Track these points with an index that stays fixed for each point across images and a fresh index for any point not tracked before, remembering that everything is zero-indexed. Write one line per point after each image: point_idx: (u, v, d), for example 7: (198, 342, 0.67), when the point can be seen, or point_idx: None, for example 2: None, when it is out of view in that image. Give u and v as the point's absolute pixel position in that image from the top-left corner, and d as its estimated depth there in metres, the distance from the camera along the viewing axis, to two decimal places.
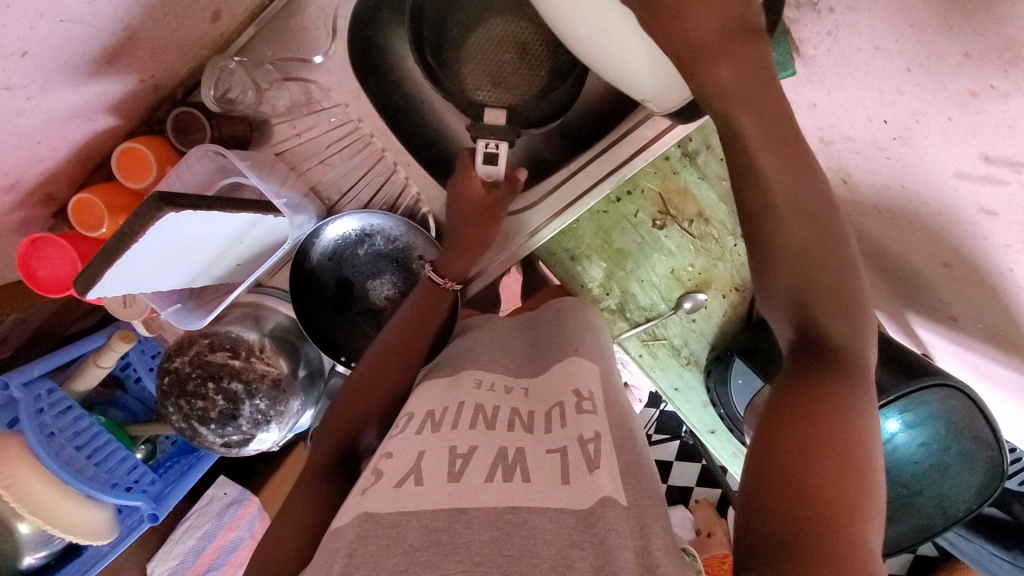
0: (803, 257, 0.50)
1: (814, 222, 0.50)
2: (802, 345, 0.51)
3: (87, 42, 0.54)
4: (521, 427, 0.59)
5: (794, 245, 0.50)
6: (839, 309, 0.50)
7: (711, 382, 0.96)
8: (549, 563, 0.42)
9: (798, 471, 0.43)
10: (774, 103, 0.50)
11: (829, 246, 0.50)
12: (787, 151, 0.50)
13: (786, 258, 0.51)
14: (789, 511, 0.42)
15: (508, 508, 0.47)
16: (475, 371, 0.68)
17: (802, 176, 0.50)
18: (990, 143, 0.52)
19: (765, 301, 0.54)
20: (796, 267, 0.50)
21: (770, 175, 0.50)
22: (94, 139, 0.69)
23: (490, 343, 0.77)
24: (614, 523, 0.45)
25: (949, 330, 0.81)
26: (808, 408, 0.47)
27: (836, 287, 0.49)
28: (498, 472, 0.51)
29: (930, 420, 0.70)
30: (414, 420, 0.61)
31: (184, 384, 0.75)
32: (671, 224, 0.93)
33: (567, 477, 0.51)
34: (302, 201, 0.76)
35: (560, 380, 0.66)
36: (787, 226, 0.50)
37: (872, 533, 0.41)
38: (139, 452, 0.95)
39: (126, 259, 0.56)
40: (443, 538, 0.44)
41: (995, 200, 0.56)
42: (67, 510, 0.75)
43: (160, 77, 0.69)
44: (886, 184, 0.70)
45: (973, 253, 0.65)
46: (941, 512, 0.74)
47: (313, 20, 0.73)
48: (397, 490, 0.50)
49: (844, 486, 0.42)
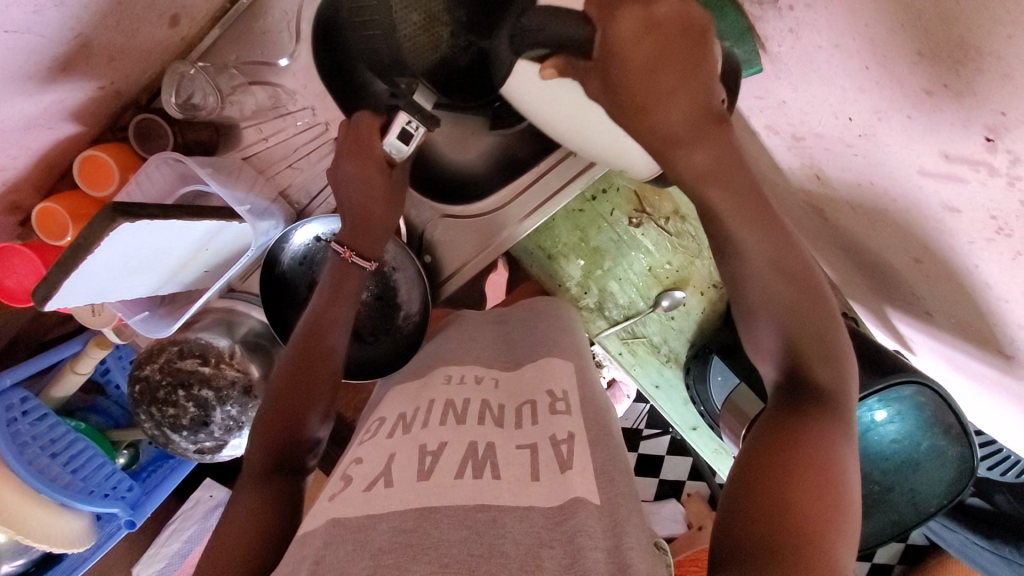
0: (785, 310, 0.50)
1: (793, 277, 0.50)
2: (788, 383, 0.51)
3: (37, 51, 0.54)
4: (491, 420, 0.59)
5: (776, 303, 0.50)
6: (823, 354, 0.50)
7: (690, 378, 0.96)
8: (518, 563, 0.40)
9: (777, 490, 0.43)
10: (744, 176, 0.50)
11: (805, 295, 0.50)
12: (762, 222, 0.50)
13: (759, 294, 0.51)
14: (768, 523, 0.41)
15: (478, 505, 0.45)
16: (446, 368, 0.69)
17: (778, 241, 0.50)
18: (948, 141, 0.52)
19: (751, 347, 0.54)
20: (778, 319, 0.50)
21: (748, 243, 0.50)
22: (56, 147, 0.68)
23: (459, 340, 0.77)
24: (585, 523, 0.43)
25: (925, 324, 0.81)
26: (794, 438, 0.47)
27: (820, 336, 0.50)
28: (468, 468, 0.50)
29: (902, 416, 0.70)
30: (384, 425, 0.61)
31: (155, 393, 0.77)
32: (646, 222, 0.93)
33: (536, 475, 0.50)
34: (268, 207, 0.75)
35: (532, 377, 0.66)
36: (768, 287, 0.50)
37: (845, 559, 0.41)
38: (121, 458, 0.94)
39: (85, 270, 0.56)
40: (413, 539, 0.42)
41: (956, 197, 0.56)
42: (40, 519, 0.75)
43: (121, 84, 0.68)
44: (858, 181, 0.70)
45: (941, 250, 0.64)
46: (913, 508, 0.74)
47: (275, 23, 0.72)
48: (365, 492, 0.49)
49: (823, 509, 0.42)
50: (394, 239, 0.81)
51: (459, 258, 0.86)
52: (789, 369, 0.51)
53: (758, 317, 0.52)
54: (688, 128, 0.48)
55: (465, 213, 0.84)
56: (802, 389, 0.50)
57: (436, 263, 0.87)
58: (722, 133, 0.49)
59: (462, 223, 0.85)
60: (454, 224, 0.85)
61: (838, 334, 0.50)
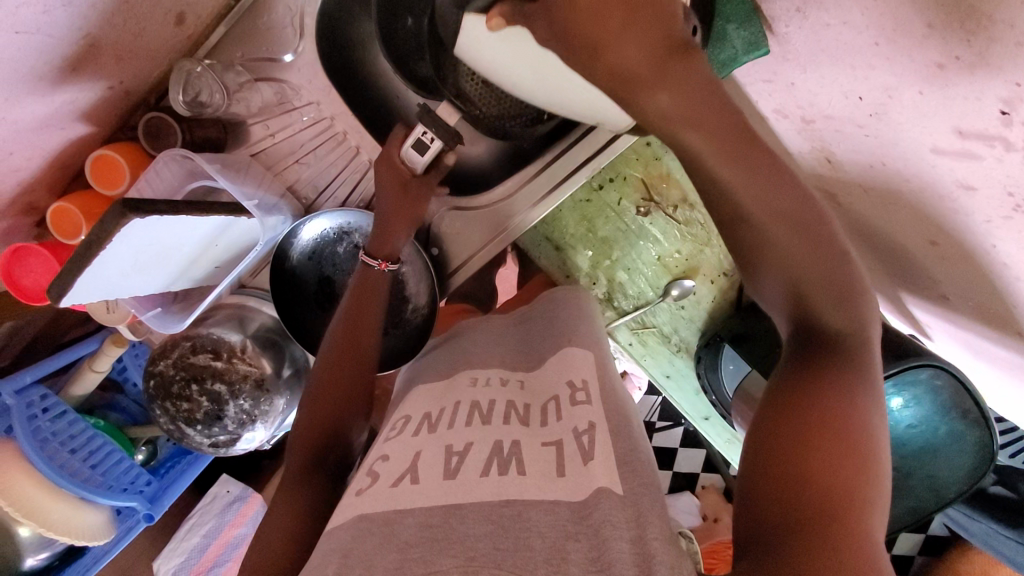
0: (788, 257, 0.47)
1: (795, 220, 0.47)
2: (800, 332, 0.48)
3: (48, 52, 0.55)
4: (516, 419, 0.58)
5: (780, 249, 0.47)
6: (833, 296, 0.47)
7: (701, 368, 0.95)
8: (544, 555, 0.40)
9: (795, 464, 0.42)
10: (723, 114, 0.46)
11: (811, 238, 0.47)
12: (748, 164, 0.46)
13: (767, 246, 0.47)
14: (788, 491, 0.41)
15: (503, 501, 0.45)
16: (471, 371, 0.68)
17: (769, 180, 0.46)
18: (962, 117, 0.51)
19: (764, 299, 0.52)
20: (782, 263, 0.47)
21: (733, 186, 0.47)
22: (70, 148, 0.70)
23: (484, 342, 0.76)
24: (609, 514, 0.43)
25: (942, 308, 0.79)
26: (811, 393, 0.45)
27: (830, 277, 0.47)
28: (493, 466, 0.50)
29: (917, 401, 0.69)
30: (410, 423, 0.60)
31: (169, 388, 0.78)
32: (654, 211, 0.91)
33: (562, 471, 0.50)
34: (277, 203, 0.75)
35: (554, 372, 0.65)
36: (766, 232, 0.47)
37: (873, 520, 0.40)
38: (139, 455, 0.96)
39: (97, 267, 0.56)
40: (439, 535, 0.42)
41: (972, 174, 0.55)
42: (62, 514, 0.77)
43: (130, 83, 0.69)
44: (869, 163, 0.68)
45: (957, 230, 0.63)
46: (932, 495, 0.73)
47: (280, 18, 0.73)
48: (393, 489, 0.49)
49: (845, 480, 0.41)
50: (411, 243, 0.80)
51: (468, 249, 0.85)
52: (801, 316, 0.48)
53: (763, 266, 0.49)
54: (648, 64, 0.45)
55: (473, 204, 0.84)
56: (814, 338, 0.48)
57: (443, 255, 0.86)
58: (686, 66, 0.45)
59: (469, 214, 0.84)
60: (462, 215, 0.84)
61: (850, 269, 0.47)
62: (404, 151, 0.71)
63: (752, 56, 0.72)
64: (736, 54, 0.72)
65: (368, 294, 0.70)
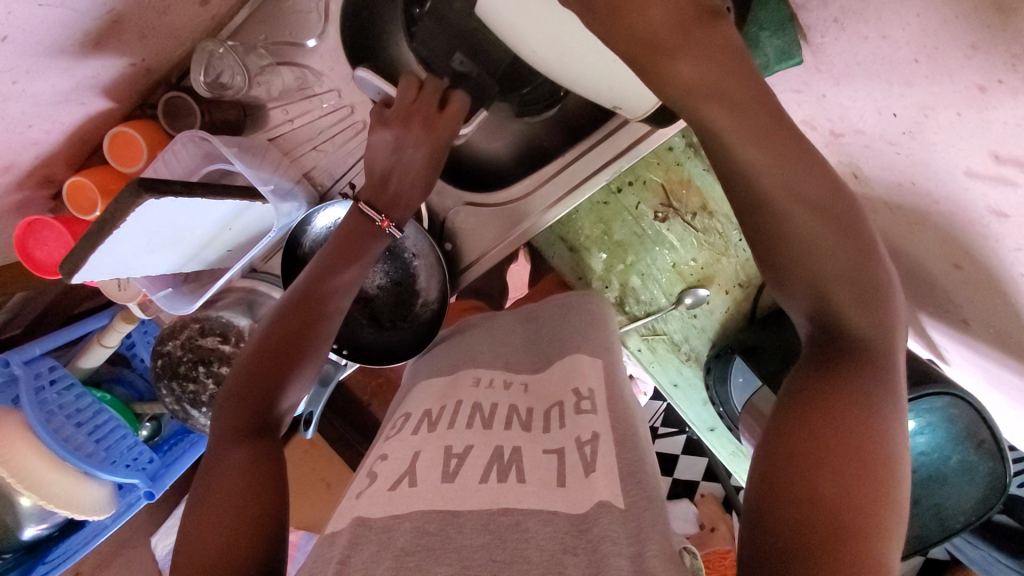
0: (813, 247, 0.44)
1: (823, 209, 0.44)
2: (821, 335, 0.46)
3: (70, 26, 0.54)
4: (518, 424, 0.57)
5: (806, 241, 0.44)
6: (857, 299, 0.44)
7: (710, 379, 0.94)
8: (540, 569, 0.40)
9: (801, 476, 0.41)
10: (751, 89, 0.44)
11: (838, 233, 0.44)
12: (786, 147, 0.44)
13: (790, 234, 0.45)
14: (809, 510, 0.39)
15: (501, 510, 0.45)
16: (474, 370, 0.67)
17: (792, 162, 0.44)
18: (999, 140, 0.51)
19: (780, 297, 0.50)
20: (804, 259, 0.45)
21: (760, 170, 0.44)
22: (89, 123, 0.69)
23: (490, 340, 0.74)
24: (608, 529, 0.43)
25: (962, 334, 0.78)
26: (840, 411, 0.43)
27: (854, 274, 0.44)
28: (493, 473, 0.49)
29: (933, 427, 0.68)
30: (411, 421, 0.60)
31: (175, 368, 0.78)
32: (672, 217, 0.90)
33: (562, 481, 0.49)
34: (292, 189, 0.75)
35: (560, 378, 0.64)
36: (792, 219, 0.44)
37: (888, 545, 0.39)
38: (143, 430, 0.95)
39: (110, 244, 0.56)
40: (435, 542, 0.42)
41: (1005, 201, 0.54)
42: (64, 488, 0.77)
43: (152, 61, 0.68)
44: (896, 181, 0.68)
45: (984, 256, 0.62)
46: (938, 523, 0.72)
47: (304, 3, 0.72)
48: (390, 492, 0.48)
49: (851, 497, 0.39)
50: (412, 221, 0.79)
51: (482, 246, 0.83)
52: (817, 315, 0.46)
53: (786, 257, 0.46)
54: (675, 30, 0.43)
55: (487, 201, 0.83)
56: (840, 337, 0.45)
57: (456, 250, 0.85)
58: (716, 29, 0.44)
59: (484, 210, 0.83)
60: (478, 211, 0.83)
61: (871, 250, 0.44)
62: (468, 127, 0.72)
63: (783, 65, 0.68)
64: (767, 62, 0.68)
65: (352, 244, 0.63)
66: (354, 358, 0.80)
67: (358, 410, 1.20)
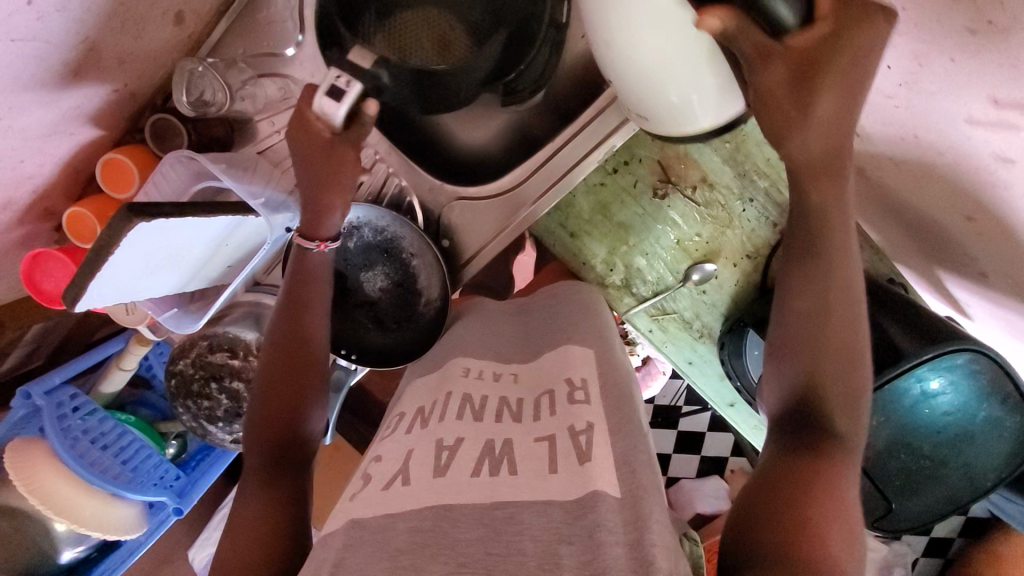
0: (819, 351, 0.51)
1: (842, 329, 0.51)
2: (796, 416, 0.51)
3: (46, 58, 0.55)
4: (508, 417, 0.58)
5: (822, 347, 0.51)
6: (843, 402, 0.50)
7: (725, 354, 0.92)
8: (536, 561, 0.40)
9: (785, 501, 0.44)
10: (826, 212, 0.51)
11: (847, 355, 0.51)
12: (833, 256, 0.51)
13: (811, 335, 0.51)
14: (794, 524, 0.42)
15: (494, 503, 0.46)
16: (462, 359, 0.67)
17: (835, 281, 0.51)
18: (996, 84, 0.49)
19: (771, 375, 0.55)
20: (807, 360, 0.51)
21: (812, 273, 0.51)
22: (81, 153, 0.70)
23: (484, 332, 0.74)
24: (605, 517, 0.43)
25: (980, 287, 0.75)
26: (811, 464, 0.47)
27: (845, 384, 0.50)
28: (484, 466, 0.50)
29: (955, 386, 0.66)
30: (404, 420, 0.61)
31: (189, 386, 0.80)
32: (673, 193, 0.88)
33: (553, 467, 0.50)
34: (283, 200, 0.74)
35: (553, 368, 0.64)
36: (815, 327, 0.51)
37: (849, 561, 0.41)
38: (170, 448, 0.97)
39: (108, 271, 0.57)
40: (430, 539, 0.43)
41: (1010, 146, 0.53)
42: (94, 511, 0.80)
43: (134, 85, 0.69)
44: (899, 136, 0.66)
45: (995, 204, 0.61)
46: (968, 483, 0.70)
47: (279, 13, 0.72)
48: (384, 492, 0.49)
49: (821, 519, 0.42)
50: (392, 213, 0.78)
51: (479, 239, 0.82)
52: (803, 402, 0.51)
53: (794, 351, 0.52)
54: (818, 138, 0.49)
55: (480, 194, 0.81)
56: (816, 422, 0.49)
57: (454, 247, 0.83)
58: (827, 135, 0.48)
59: (476, 203, 0.81)
60: (472, 205, 0.81)
61: (863, 376, 0.51)
62: (318, 101, 0.57)
63: None
64: None
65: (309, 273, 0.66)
66: (363, 361, 0.82)
67: (378, 411, 1.21)
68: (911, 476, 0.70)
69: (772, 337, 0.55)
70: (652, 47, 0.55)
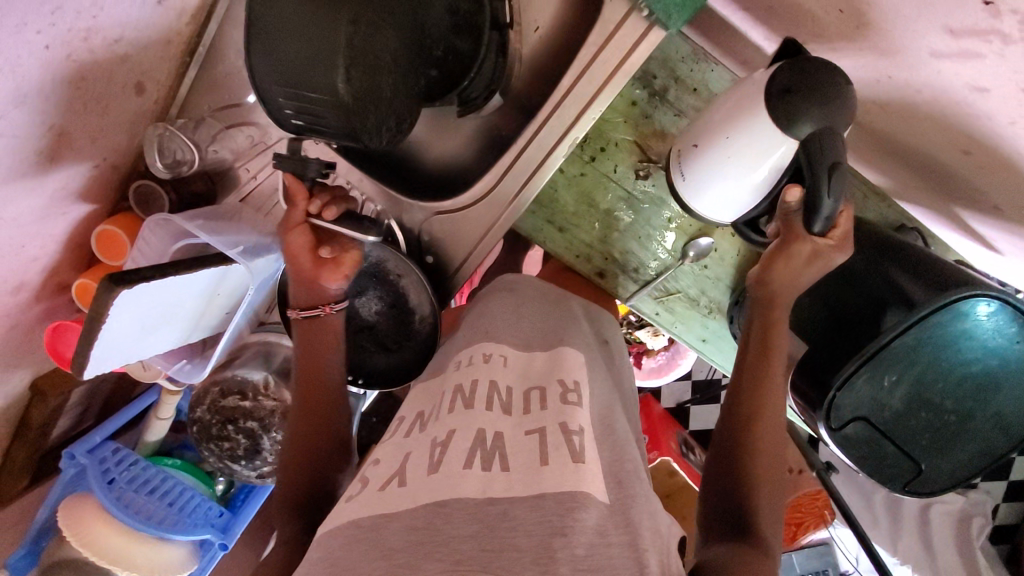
0: (754, 461, 0.59)
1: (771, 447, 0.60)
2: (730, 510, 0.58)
3: (20, 150, 0.59)
4: (499, 405, 0.58)
5: (758, 461, 0.59)
6: (770, 504, 0.58)
7: (737, 328, 0.90)
8: (530, 556, 0.41)
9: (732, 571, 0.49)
10: (765, 352, 0.63)
11: (772, 464, 0.60)
12: (774, 358, 0.63)
13: (750, 446, 0.60)
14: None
15: (488, 499, 0.46)
16: (455, 355, 0.69)
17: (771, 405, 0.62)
18: (949, 14, 0.46)
19: (709, 469, 0.62)
20: (739, 472, 0.59)
21: (753, 399, 0.61)
22: (79, 228, 0.75)
23: (477, 321, 0.73)
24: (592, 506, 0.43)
25: (999, 221, 0.70)
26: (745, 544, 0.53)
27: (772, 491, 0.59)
28: (477, 457, 0.51)
29: (969, 334, 0.62)
30: (405, 424, 0.62)
31: (209, 430, 0.84)
32: (654, 171, 0.88)
33: (545, 459, 0.50)
34: (261, 244, 0.75)
35: (545, 368, 0.64)
36: (753, 438, 0.60)
37: None
38: (219, 485, 1.03)
39: (107, 337, 0.61)
40: (425, 536, 0.43)
41: (982, 76, 0.49)
42: (144, 556, 0.87)
43: (114, 157, 0.73)
44: (875, 78, 0.62)
45: (986, 137, 0.56)
46: (1003, 433, 0.66)
47: (235, 65, 0.75)
48: (381, 492, 0.51)
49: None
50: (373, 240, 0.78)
51: (462, 249, 0.82)
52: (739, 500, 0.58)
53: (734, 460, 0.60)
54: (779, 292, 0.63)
55: (454, 206, 0.81)
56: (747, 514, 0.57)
57: (439, 261, 0.83)
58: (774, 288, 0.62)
59: (454, 215, 0.81)
60: (449, 217, 0.81)
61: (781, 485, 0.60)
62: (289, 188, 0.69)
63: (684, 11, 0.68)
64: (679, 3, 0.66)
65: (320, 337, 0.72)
66: (371, 384, 0.84)
67: None
68: (939, 433, 0.67)
69: (713, 444, 0.63)
70: (754, 159, 0.66)
